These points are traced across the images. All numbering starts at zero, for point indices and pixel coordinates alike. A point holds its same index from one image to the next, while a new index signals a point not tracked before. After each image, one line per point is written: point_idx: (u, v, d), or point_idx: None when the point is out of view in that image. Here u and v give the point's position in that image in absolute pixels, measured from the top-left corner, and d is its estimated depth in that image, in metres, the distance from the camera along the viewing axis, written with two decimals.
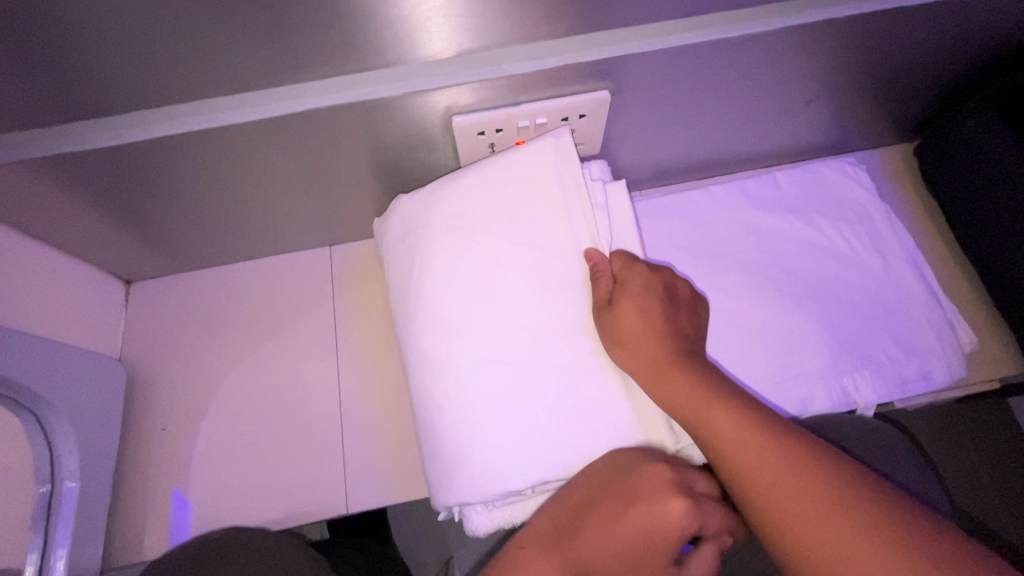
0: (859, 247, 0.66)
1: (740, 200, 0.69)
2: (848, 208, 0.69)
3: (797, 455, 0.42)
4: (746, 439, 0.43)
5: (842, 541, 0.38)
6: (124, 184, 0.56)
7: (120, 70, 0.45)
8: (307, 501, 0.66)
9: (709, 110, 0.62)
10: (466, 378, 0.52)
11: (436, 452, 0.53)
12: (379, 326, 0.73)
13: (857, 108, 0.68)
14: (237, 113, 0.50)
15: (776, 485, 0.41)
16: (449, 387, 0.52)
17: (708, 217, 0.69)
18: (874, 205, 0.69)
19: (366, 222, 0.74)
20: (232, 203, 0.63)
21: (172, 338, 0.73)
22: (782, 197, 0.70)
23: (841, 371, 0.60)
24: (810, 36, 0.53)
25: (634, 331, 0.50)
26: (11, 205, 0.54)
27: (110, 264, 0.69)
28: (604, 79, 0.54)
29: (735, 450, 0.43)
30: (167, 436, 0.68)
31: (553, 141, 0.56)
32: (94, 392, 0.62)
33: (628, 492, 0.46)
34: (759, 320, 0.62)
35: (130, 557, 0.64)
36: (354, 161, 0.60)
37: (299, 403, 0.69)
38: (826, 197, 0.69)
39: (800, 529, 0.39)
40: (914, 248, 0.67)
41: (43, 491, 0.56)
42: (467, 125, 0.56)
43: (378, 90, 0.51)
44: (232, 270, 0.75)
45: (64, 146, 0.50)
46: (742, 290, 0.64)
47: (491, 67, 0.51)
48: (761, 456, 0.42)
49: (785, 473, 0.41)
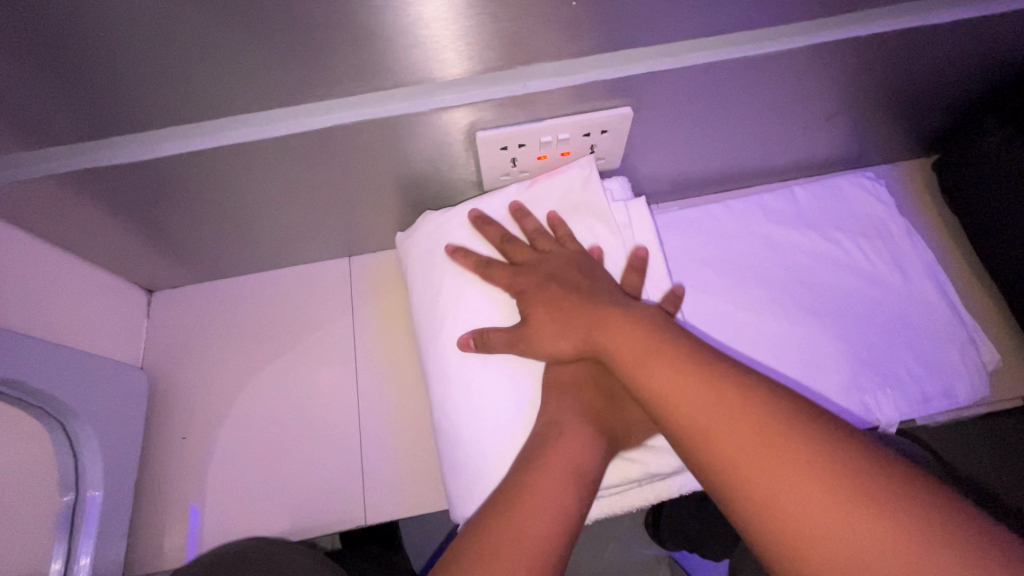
0: (877, 262, 0.66)
1: (758, 215, 0.70)
2: (866, 223, 0.69)
3: (746, 409, 0.37)
4: (689, 394, 0.40)
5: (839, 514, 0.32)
6: (153, 196, 0.57)
7: (154, 86, 0.46)
8: (326, 511, 0.66)
9: (729, 125, 0.62)
10: (491, 393, 0.53)
11: (458, 464, 0.53)
12: (398, 337, 0.73)
13: (876, 124, 0.68)
14: (267, 127, 0.51)
15: (729, 441, 0.37)
16: (474, 397, 0.53)
17: (725, 232, 0.69)
18: (893, 219, 0.69)
19: (386, 234, 0.74)
20: (255, 215, 0.64)
21: (192, 347, 0.73)
22: (799, 211, 0.70)
23: (863, 387, 0.60)
24: (832, 53, 0.53)
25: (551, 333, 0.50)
26: (41, 215, 0.55)
27: (132, 273, 0.70)
28: (627, 96, 0.54)
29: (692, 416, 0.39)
30: (187, 445, 0.69)
31: (578, 170, 0.60)
32: (117, 401, 0.62)
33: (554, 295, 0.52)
34: (778, 335, 0.62)
35: (149, 566, 0.64)
36: (377, 174, 0.61)
37: (317, 412, 0.70)
38: (844, 212, 0.69)
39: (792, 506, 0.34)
40: (934, 263, 0.67)
41: (67, 500, 0.56)
42: (483, 142, 0.56)
43: (403, 105, 0.51)
44: (253, 279, 0.76)
45: (98, 161, 0.51)
46: (760, 304, 0.64)
47: (515, 84, 0.51)
48: (705, 404, 0.39)
49: (734, 430, 0.37)
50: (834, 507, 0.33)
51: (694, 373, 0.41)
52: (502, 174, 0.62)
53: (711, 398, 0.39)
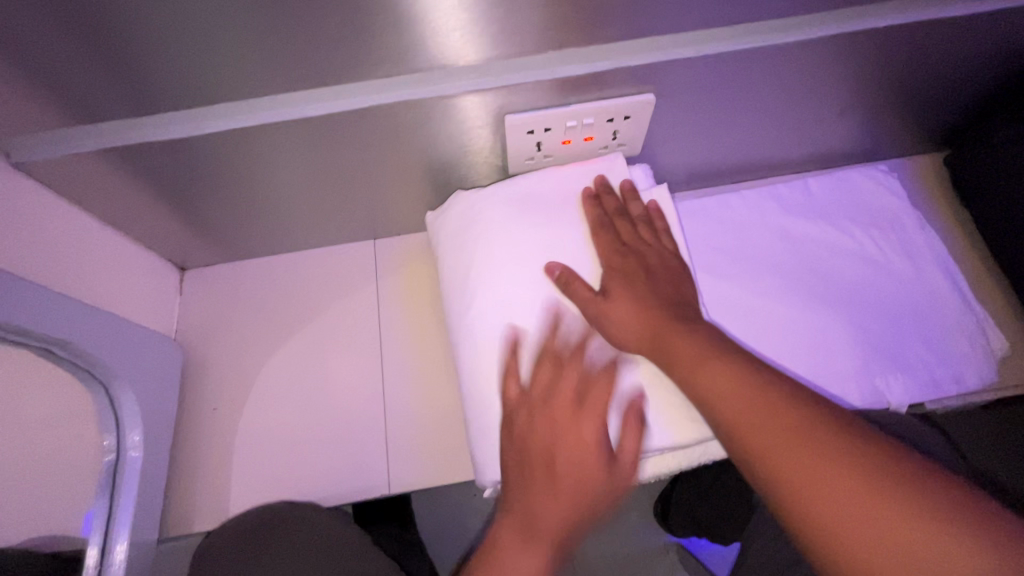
0: (889, 252, 0.68)
1: (772, 204, 0.72)
2: (878, 214, 0.70)
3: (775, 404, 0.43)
4: (725, 391, 0.45)
5: (862, 508, 0.36)
6: (195, 175, 0.59)
7: (206, 73, 0.49)
8: (351, 481, 0.68)
9: (746, 115, 0.64)
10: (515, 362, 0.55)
11: (483, 433, 0.55)
12: (423, 318, 0.76)
13: (890, 117, 0.69)
14: (305, 107, 0.53)
15: (763, 432, 0.42)
16: (502, 365, 0.55)
17: (741, 220, 0.71)
18: (905, 211, 0.70)
19: (410, 217, 0.77)
20: (289, 196, 0.66)
21: (223, 322, 0.76)
22: (814, 202, 0.72)
23: (874, 371, 0.62)
24: (848, 44, 0.55)
25: (622, 319, 0.53)
26: (88, 188, 0.58)
27: (166, 249, 0.73)
28: (650, 82, 0.56)
29: (738, 417, 0.43)
30: (218, 415, 0.71)
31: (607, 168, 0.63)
32: (155, 370, 0.65)
33: (635, 288, 0.55)
34: (791, 319, 0.64)
35: (182, 529, 0.67)
36: (407, 157, 0.63)
37: (343, 387, 0.72)
38: (856, 203, 0.71)
39: (821, 495, 0.38)
40: (945, 255, 0.68)
41: (107, 460, 0.60)
42: (514, 125, 0.59)
43: (438, 87, 0.54)
44: (283, 260, 0.79)
45: (144, 136, 0.53)
46: (773, 290, 0.66)
47: (544, 69, 0.53)
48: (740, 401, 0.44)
49: (765, 422, 0.42)
50: (858, 486, 0.37)
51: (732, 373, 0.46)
52: (527, 157, 0.65)
53: (761, 393, 0.44)
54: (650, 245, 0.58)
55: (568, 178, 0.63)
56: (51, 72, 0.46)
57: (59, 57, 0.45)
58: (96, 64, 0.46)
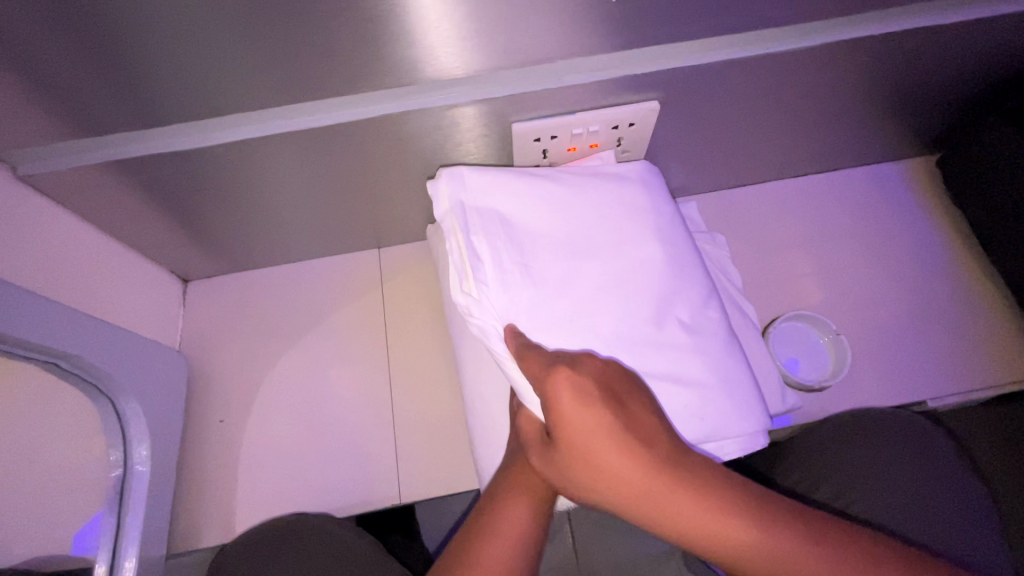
0: (611, 287, 0.49)
1: (633, 214, 0.52)
2: (598, 223, 0.51)
3: (691, 462, 0.41)
4: (723, 537, 0.39)
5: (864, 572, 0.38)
6: (202, 186, 0.59)
7: (216, 86, 0.49)
8: (362, 490, 0.68)
9: (746, 121, 0.66)
10: None
11: (495, 437, 0.55)
12: (429, 326, 0.76)
13: (884, 121, 0.71)
14: (314, 117, 0.54)
15: (607, 494, 0.41)
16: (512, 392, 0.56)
17: (610, 252, 0.50)
18: (592, 216, 0.51)
19: (415, 226, 0.77)
20: (297, 205, 0.67)
21: (227, 334, 0.76)
22: (614, 213, 0.52)
23: (721, 429, 0.47)
24: (845, 53, 0.56)
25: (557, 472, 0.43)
26: (91, 201, 0.58)
27: (168, 260, 0.72)
28: (654, 90, 0.57)
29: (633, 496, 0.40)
30: (224, 428, 0.71)
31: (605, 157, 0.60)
32: (160, 383, 0.64)
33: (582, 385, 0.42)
34: (716, 362, 0.48)
35: (190, 544, 0.66)
36: (415, 166, 0.64)
37: (350, 398, 0.72)
38: (585, 208, 0.52)
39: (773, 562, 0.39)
40: (608, 245, 0.50)
41: (115, 475, 0.59)
42: (444, 204, 0.51)
43: (443, 96, 0.54)
44: (286, 271, 0.79)
45: (150, 148, 0.53)
46: (694, 326, 0.49)
47: (554, 79, 0.54)
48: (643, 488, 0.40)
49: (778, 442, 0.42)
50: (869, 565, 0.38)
51: (694, 486, 0.39)
52: (533, 165, 0.65)
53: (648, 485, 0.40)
54: (610, 258, 0.50)
55: (490, 212, 0.50)
56: (60, 84, 0.46)
57: (65, 68, 0.45)
58: (101, 77, 0.46)
